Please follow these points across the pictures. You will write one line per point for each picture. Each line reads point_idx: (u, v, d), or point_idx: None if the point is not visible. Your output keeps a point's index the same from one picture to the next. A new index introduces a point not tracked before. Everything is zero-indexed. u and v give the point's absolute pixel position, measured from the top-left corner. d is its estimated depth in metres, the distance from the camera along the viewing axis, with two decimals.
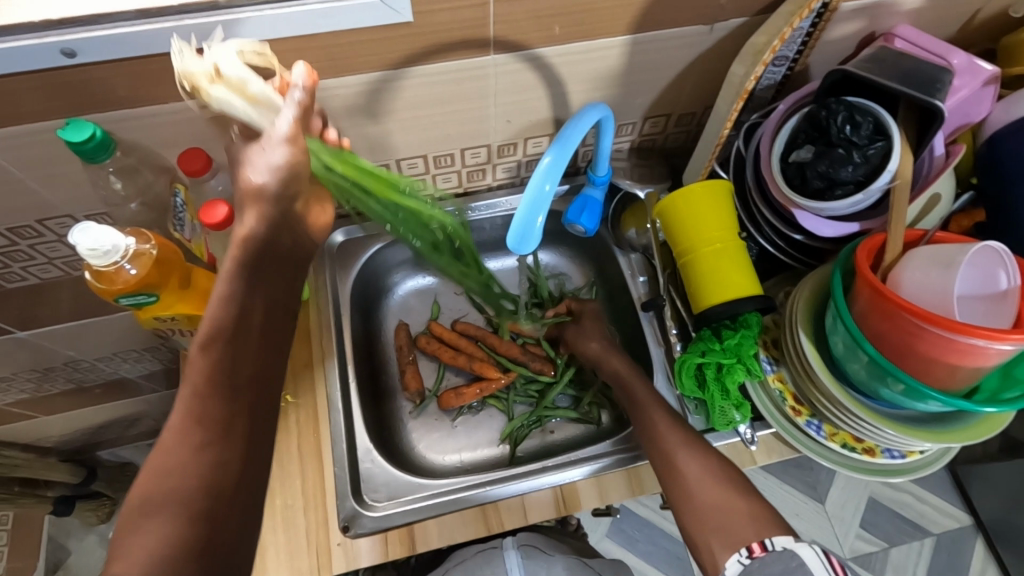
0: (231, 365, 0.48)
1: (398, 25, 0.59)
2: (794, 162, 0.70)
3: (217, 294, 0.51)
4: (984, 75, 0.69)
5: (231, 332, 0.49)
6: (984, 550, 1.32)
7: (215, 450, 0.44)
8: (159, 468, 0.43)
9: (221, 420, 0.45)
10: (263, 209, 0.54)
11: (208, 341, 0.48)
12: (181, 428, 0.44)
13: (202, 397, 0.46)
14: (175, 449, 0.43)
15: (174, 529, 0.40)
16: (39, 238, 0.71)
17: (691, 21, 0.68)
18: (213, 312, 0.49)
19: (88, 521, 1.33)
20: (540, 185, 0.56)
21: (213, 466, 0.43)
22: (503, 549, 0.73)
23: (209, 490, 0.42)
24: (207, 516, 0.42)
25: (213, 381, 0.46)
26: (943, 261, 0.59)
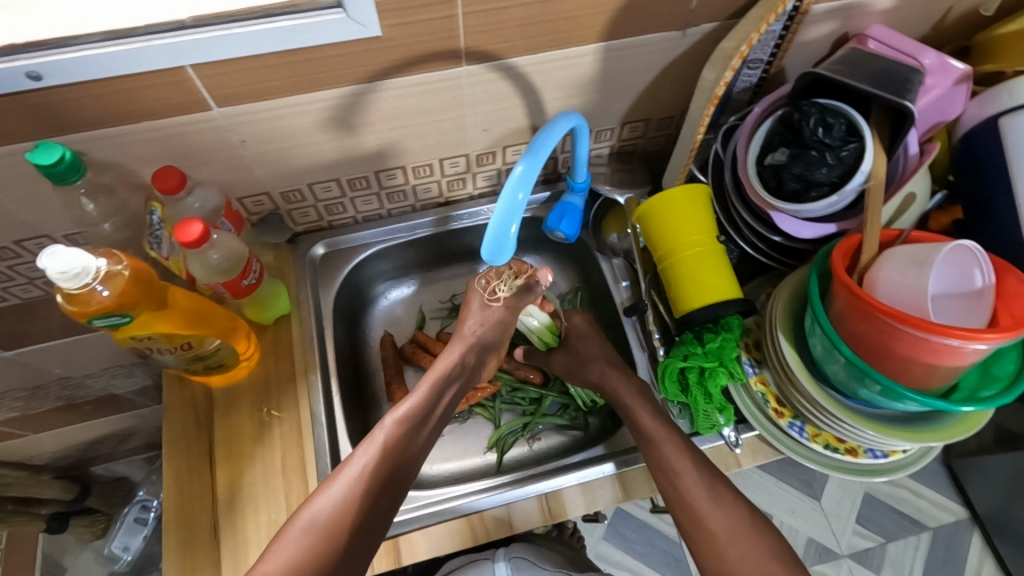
0: (406, 442, 0.65)
1: (368, 39, 0.59)
2: (770, 164, 0.70)
3: (418, 392, 0.70)
4: (955, 73, 0.69)
5: (412, 420, 0.67)
6: (980, 544, 1.32)
7: (366, 503, 0.60)
8: (329, 499, 0.59)
9: (382, 479, 0.62)
10: (467, 347, 0.76)
11: (396, 419, 0.66)
12: (358, 476, 0.61)
13: (377, 457, 0.63)
14: (345, 490, 0.60)
15: (315, 549, 0.56)
16: (18, 258, 0.71)
17: (663, 27, 0.68)
18: (410, 401, 0.68)
19: (84, 537, 1.33)
20: (513, 195, 0.55)
21: (359, 513, 0.59)
22: (494, 560, 0.75)
23: (351, 529, 0.58)
24: (340, 549, 0.57)
25: (392, 447, 0.64)
26: (917, 261, 0.59)
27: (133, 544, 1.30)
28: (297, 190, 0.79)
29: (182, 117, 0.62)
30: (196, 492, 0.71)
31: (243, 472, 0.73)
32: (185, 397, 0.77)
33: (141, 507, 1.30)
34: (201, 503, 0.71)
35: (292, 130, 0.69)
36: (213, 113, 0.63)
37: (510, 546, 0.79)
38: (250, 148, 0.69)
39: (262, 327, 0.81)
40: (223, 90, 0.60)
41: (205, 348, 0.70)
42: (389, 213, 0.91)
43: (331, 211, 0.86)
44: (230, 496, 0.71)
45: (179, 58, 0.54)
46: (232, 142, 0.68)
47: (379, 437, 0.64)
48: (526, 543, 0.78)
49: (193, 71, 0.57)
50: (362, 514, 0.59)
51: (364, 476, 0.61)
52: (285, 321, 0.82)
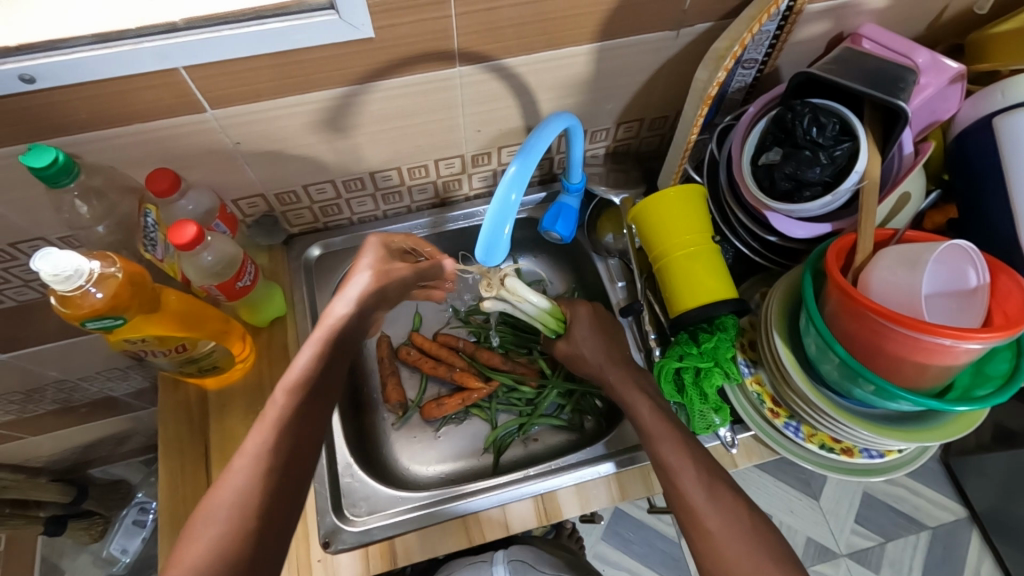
0: (302, 413, 0.57)
1: (360, 40, 0.59)
2: (763, 164, 0.70)
3: (307, 354, 0.61)
4: (949, 72, 0.69)
5: (309, 385, 0.59)
6: (979, 542, 1.32)
7: (280, 473, 0.53)
8: (227, 489, 0.51)
9: (286, 452, 0.55)
10: (359, 300, 0.66)
11: (287, 387, 0.58)
12: (253, 463, 0.53)
13: (274, 436, 0.55)
14: (242, 478, 0.52)
15: (222, 547, 0.48)
16: (12, 261, 0.71)
17: (656, 27, 0.68)
18: (301, 366, 0.59)
19: (81, 540, 1.32)
20: (505, 196, 0.56)
21: (265, 493, 0.52)
22: (492, 563, 0.77)
23: (259, 513, 0.51)
24: (252, 534, 0.50)
25: (284, 424, 0.56)
26: (909, 261, 0.59)
27: (131, 547, 1.31)
28: (291, 192, 0.79)
29: (176, 119, 0.62)
30: (191, 494, 0.71)
31: None
32: (180, 399, 0.77)
33: (138, 509, 1.34)
34: (195, 505, 0.71)
35: (285, 131, 0.69)
36: (206, 115, 0.63)
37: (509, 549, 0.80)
38: (244, 150, 0.69)
39: (257, 329, 0.82)
40: (216, 92, 0.60)
41: (199, 349, 0.70)
42: (384, 214, 0.91)
43: (326, 212, 0.86)
44: None
45: (170, 60, 0.54)
46: (226, 144, 0.68)
47: (272, 415, 0.56)
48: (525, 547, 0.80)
49: (186, 72, 0.57)
50: (274, 495, 0.52)
51: (265, 450, 0.54)
52: (280, 323, 0.82)
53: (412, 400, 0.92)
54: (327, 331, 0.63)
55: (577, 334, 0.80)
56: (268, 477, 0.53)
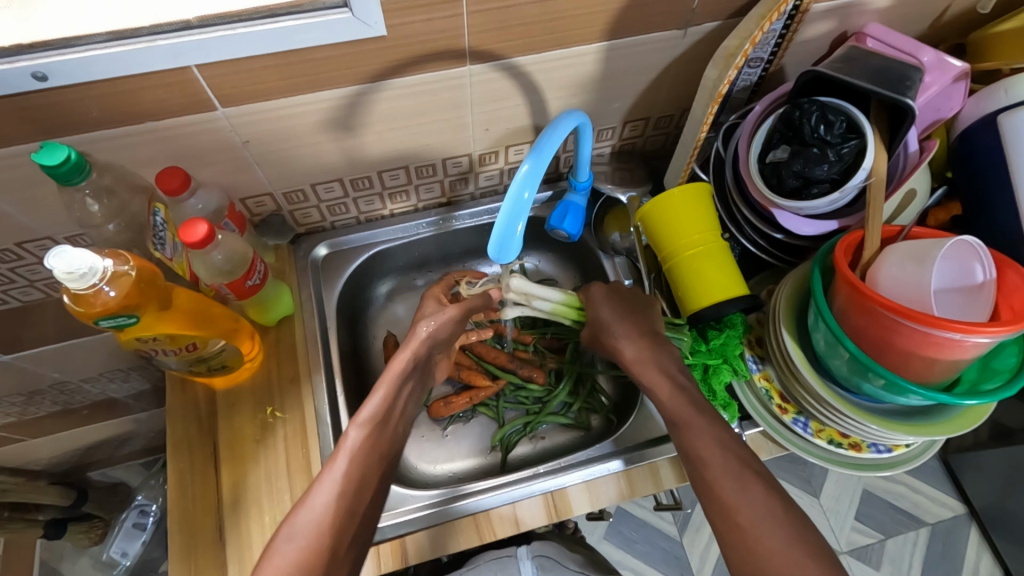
0: (375, 445, 0.63)
1: (372, 39, 0.59)
2: (771, 162, 0.71)
3: (378, 394, 0.68)
4: (953, 71, 0.70)
5: (380, 423, 0.65)
6: (978, 538, 1.33)
7: (354, 495, 0.58)
8: (309, 508, 0.56)
9: (359, 476, 0.60)
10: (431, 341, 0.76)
11: (363, 423, 0.64)
12: (333, 485, 0.58)
13: (349, 463, 0.61)
14: (323, 497, 0.57)
15: (305, 557, 0.53)
16: (18, 261, 0.71)
17: (664, 26, 0.69)
18: (373, 404, 0.66)
19: (81, 543, 1.30)
20: (519, 193, 0.56)
21: (342, 516, 0.57)
22: (519, 557, 0.77)
23: (335, 533, 0.55)
24: (329, 552, 0.54)
25: (362, 452, 0.62)
26: (918, 257, 0.60)
27: (131, 550, 1.29)
28: (299, 191, 0.79)
29: (186, 117, 0.62)
30: (200, 495, 0.71)
31: (248, 473, 0.72)
32: (188, 399, 0.76)
33: (138, 512, 1.31)
34: (205, 504, 0.71)
35: (293, 131, 0.68)
36: (217, 113, 0.63)
37: (533, 544, 0.81)
38: (253, 148, 0.69)
39: (265, 328, 0.81)
40: (226, 90, 0.60)
41: (208, 349, 0.70)
42: (391, 214, 0.91)
43: (333, 211, 0.86)
44: (234, 498, 0.71)
45: (182, 58, 0.54)
46: (235, 144, 0.68)
47: (348, 444, 0.62)
48: (549, 542, 0.81)
49: (197, 70, 0.57)
50: (347, 516, 0.57)
51: (347, 477, 0.59)
52: (288, 323, 0.82)
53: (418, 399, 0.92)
54: (395, 376, 0.70)
55: (602, 315, 0.78)
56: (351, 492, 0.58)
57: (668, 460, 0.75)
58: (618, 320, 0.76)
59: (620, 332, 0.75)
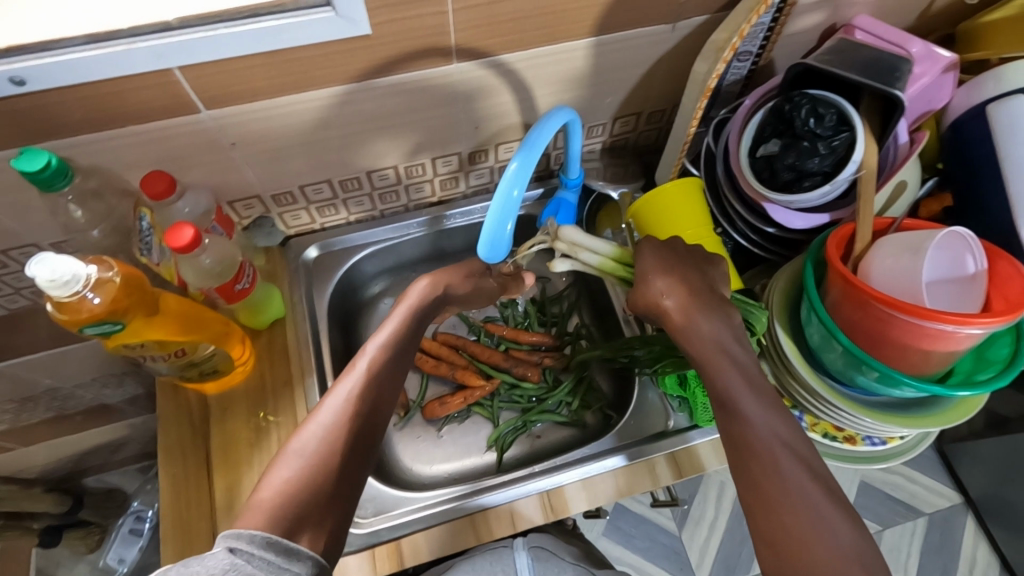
0: (388, 370, 0.60)
1: (358, 37, 0.58)
2: (762, 156, 0.71)
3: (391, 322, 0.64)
4: (942, 62, 0.70)
5: (395, 347, 0.62)
6: (974, 527, 1.33)
7: (344, 447, 0.54)
8: (317, 425, 0.54)
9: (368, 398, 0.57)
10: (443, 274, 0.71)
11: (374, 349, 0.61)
12: (345, 404, 0.56)
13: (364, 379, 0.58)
14: (334, 414, 0.55)
15: (311, 475, 0.51)
16: (4, 267, 0.70)
17: (653, 20, 0.68)
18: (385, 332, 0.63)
19: (77, 550, 1.30)
20: (509, 191, 0.55)
21: (349, 436, 0.54)
22: (513, 549, 0.76)
23: (344, 453, 0.53)
24: (337, 470, 0.52)
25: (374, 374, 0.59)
26: (908, 249, 0.60)
27: (128, 557, 1.28)
28: (288, 192, 0.78)
29: (172, 120, 0.61)
30: (194, 499, 0.71)
31: (241, 477, 0.72)
32: (180, 404, 0.76)
33: (135, 518, 1.30)
34: (199, 510, 0.70)
35: (282, 131, 0.68)
36: (202, 115, 0.62)
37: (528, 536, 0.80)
38: (240, 150, 0.68)
39: (257, 331, 0.81)
40: (211, 93, 0.59)
41: (199, 353, 0.69)
42: (382, 213, 0.90)
43: (323, 212, 0.85)
44: (228, 502, 0.70)
45: (164, 60, 0.53)
46: (222, 145, 0.67)
47: (362, 366, 0.59)
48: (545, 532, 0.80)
49: (180, 73, 0.56)
50: (353, 435, 0.55)
51: (355, 397, 0.57)
52: (280, 325, 0.82)
53: (414, 400, 0.92)
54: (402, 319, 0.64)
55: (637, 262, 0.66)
56: (338, 445, 0.53)
57: (666, 456, 0.75)
58: (661, 272, 0.65)
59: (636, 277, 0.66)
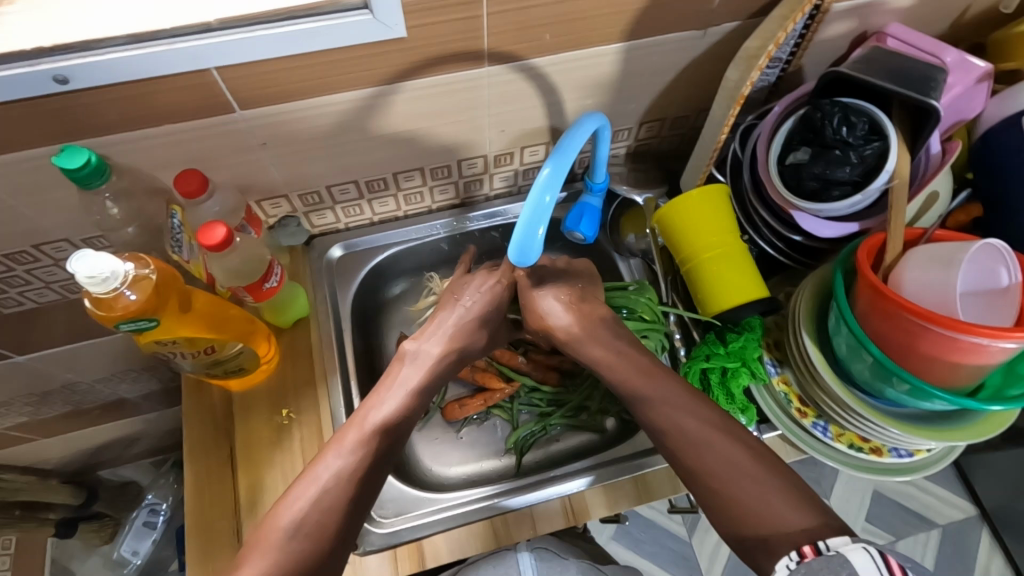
0: (383, 450, 0.63)
1: (392, 41, 0.59)
2: (790, 164, 0.70)
3: (393, 400, 0.68)
4: (977, 71, 0.69)
5: (392, 427, 0.65)
6: (989, 540, 1.32)
7: (335, 526, 0.57)
8: (302, 504, 0.58)
9: (362, 478, 0.61)
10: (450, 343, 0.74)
11: (370, 426, 0.64)
12: (332, 483, 0.59)
13: (357, 460, 0.61)
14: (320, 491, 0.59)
15: (296, 557, 0.54)
16: (35, 262, 0.71)
17: (684, 27, 0.68)
18: (385, 410, 0.66)
19: (91, 542, 1.31)
20: (541, 197, 0.54)
21: (337, 515, 0.58)
22: (516, 550, 0.68)
23: (331, 532, 0.57)
24: (320, 550, 0.56)
25: (371, 454, 0.62)
26: (942, 260, 0.59)
27: (141, 549, 1.29)
28: (314, 192, 0.79)
29: (204, 119, 0.62)
30: (217, 496, 0.71)
31: (264, 475, 0.72)
32: (204, 400, 0.76)
33: (149, 511, 1.30)
34: (221, 506, 0.71)
35: (311, 132, 0.68)
36: (234, 115, 0.62)
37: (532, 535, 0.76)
38: (269, 150, 0.69)
39: (280, 330, 0.81)
40: (245, 93, 0.60)
41: (227, 351, 0.70)
42: (405, 214, 0.90)
43: (347, 213, 0.86)
44: (251, 500, 0.71)
45: (202, 60, 0.54)
46: (252, 145, 0.67)
47: (357, 445, 0.62)
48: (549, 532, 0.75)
49: (217, 73, 0.56)
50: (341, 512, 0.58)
51: (346, 478, 0.60)
52: (303, 324, 0.82)
53: (433, 401, 0.92)
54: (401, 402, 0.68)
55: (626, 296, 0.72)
56: (328, 526, 0.57)
57: None
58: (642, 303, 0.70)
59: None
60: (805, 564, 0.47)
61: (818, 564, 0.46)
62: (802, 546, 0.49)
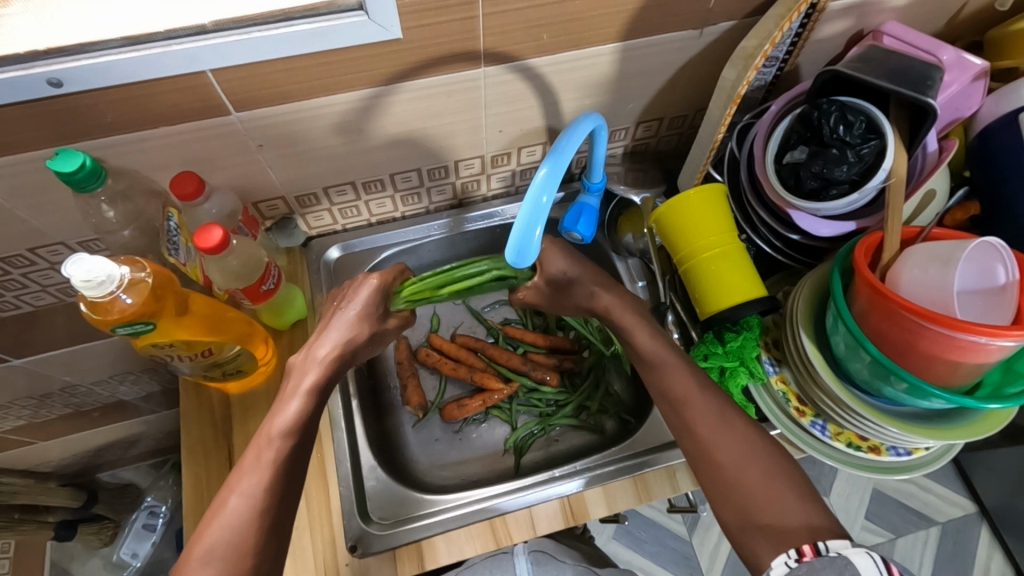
0: (295, 458, 0.59)
1: (388, 42, 0.59)
2: (788, 163, 0.70)
3: (295, 403, 0.62)
4: (974, 69, 0.69)
5: (300, 432, 0.60)
6: (988, 537, 1.32)
7: (254, 543, 0.54)
8: (223, 526, 0.54)
9: (277, 493, 0.57)
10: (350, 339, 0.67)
11: (281, 433, 0.60)
12: (248, 501, 0.55)
13: (269, 474, 0.57)
14: (237, 513, 0.54)
15: None
16: (31, 266, 0.71)
17: (681, 26, 0.68)
18: (289, 414, 0.61)
19: (91, 545, 1.31)
20: (538, 198, 0.54)
21: (259, 533, 0.54)
22: (513, 553, 0.73)
23: (253, 554, 0.54)
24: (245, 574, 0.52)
25: (281, 466, 0.58)
26: (940, 258, 0.59)
27: (141, 550, 1.29)
28: (311, 193, 0.78)
29: (200, 122, 0.61)
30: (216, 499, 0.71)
31: None
32: (202, 403, 0.76)
33: (149, 513, 1.32)
34: None
35: (308, 134, 0.68)
36: (231, 117, 0.62)
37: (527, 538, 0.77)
38: (266, 152, 0.69)
39: (277, 332, 0.81)
40: (241, 95, 0.60)
41: (224, 354, 0.69)
42: (402, 215, 0.90)
43: (344, 214, 0.85)
44: None
45: (198, 63, 0.54)
46: (249, 147, 0.67)
47: (269, 456, 0.58)
48: (545, 535, 0.76)
49: (213, 75, 0.56)
50: (261, 532, 0.55)
51: (259, 493, 0.56)
52: (301, 326, 0.82)
53: (432, 401, 0.92)
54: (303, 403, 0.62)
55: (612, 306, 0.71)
56: (245, 546, 0.53)
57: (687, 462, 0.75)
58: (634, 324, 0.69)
59: (626, 315, 0.70)
60: (805, 563, 0.50)
61: (822, 564, 0.49)
62: (801, 544, 0.52)
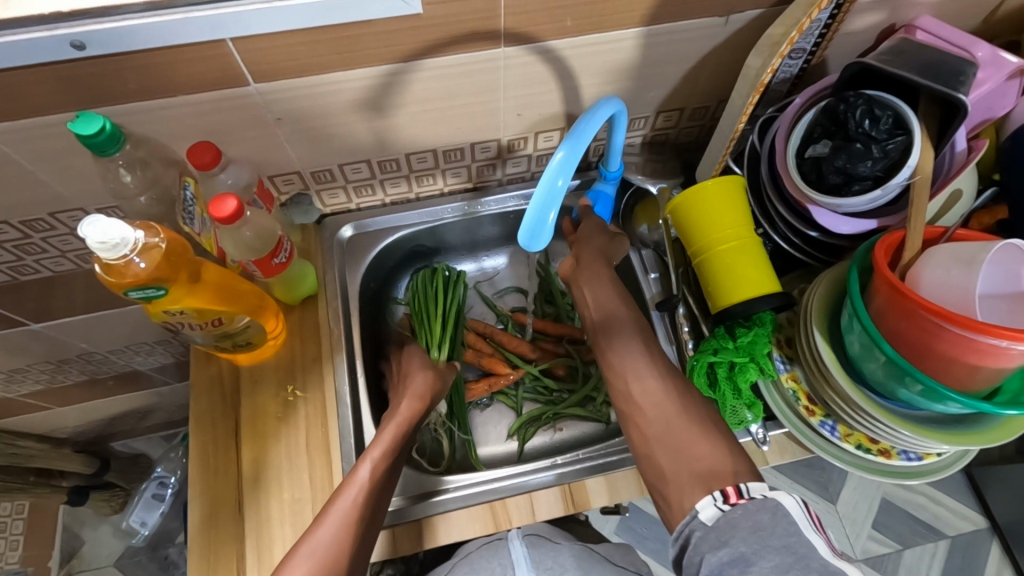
0: (387, 475, 0.66)
1: (408, 17, 0.58)
2: (810, 157, 0.69)
3: (390, 427, 0.70)
4: (1009, 67, 0.67)
5: (393, 453, 0.68)
6: (999, 554, 1.29)
7: (348, 555, 0.60)
8: (323, 535, 0.60)
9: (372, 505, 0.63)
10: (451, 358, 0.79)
11: (378, 450, 0.67)
12: (349, 511, 0.62)
13: (365, 491, 0.63)
14: (336, 524, 0.61)
15: None
16: (50, 230, 0.72)
17: (707, 12, 0.66)
18: (387, 436, 0.69)
19: (101, 510, 1.34)
20: (553, 181, 0.54)
21: (354, 542, 0.60)
22: (507, 540, 0.70)
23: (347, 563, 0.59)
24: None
25: (375, 482, 0.65)
26: (965, 259, 0.57)
27: (150, 520, 1.32)
28: (327, 170, 0.79)
29: (221, 92, 0.62)
30: (222, 468, 0.72)
31: (268, 451, 0.73)
32: (211, 375, 0.77)
33: (158, 483, 1.33)
34: (224, 479, 0.71)
35: (326, 109, 0.68)
36: (249, 88, 0.62)
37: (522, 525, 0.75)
38: (284, 126, 0.69)
39: (289, 307, 0.82)
40: (260, 66, 0.60)
41: (234, 325, 0.70)
42: (417, 197, 0.90)
43: (359, 192, 0.86)
44: (255, 474, 0.72)
45: (219, 30, 0.54)
46: (268, 120, 0.67)
47: (364, 472, 0.65)
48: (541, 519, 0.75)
49: (232, 44, 0.57)
50: (358, 541, 0.61)
51: (356, 506, 0.62)
52: (312, 303, 0.82)
53: None
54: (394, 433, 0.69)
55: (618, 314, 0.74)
56: (338, 556, 0.59)
57: None
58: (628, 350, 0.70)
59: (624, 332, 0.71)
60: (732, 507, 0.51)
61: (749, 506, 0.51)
62: (726, 486, 0.54)
